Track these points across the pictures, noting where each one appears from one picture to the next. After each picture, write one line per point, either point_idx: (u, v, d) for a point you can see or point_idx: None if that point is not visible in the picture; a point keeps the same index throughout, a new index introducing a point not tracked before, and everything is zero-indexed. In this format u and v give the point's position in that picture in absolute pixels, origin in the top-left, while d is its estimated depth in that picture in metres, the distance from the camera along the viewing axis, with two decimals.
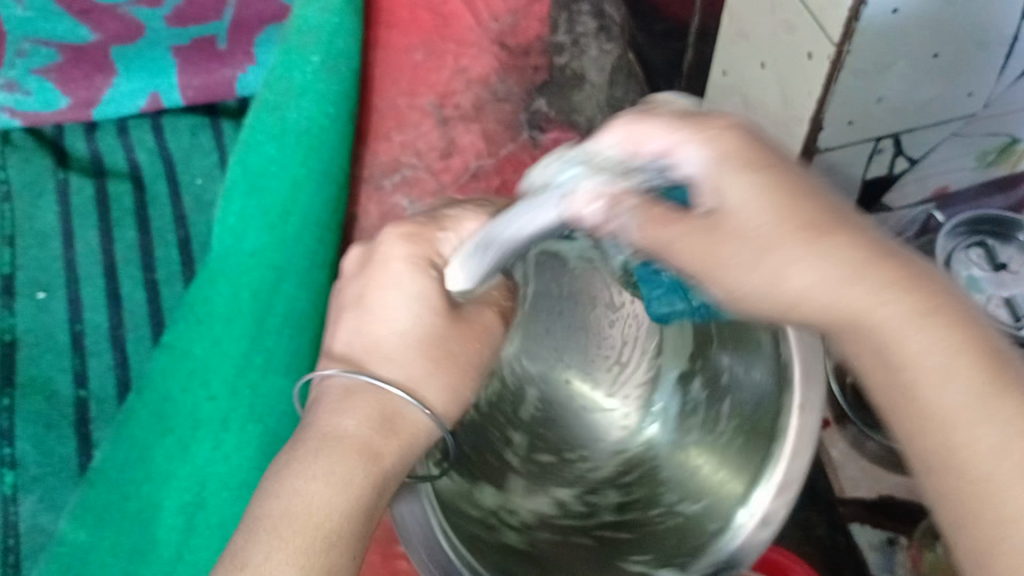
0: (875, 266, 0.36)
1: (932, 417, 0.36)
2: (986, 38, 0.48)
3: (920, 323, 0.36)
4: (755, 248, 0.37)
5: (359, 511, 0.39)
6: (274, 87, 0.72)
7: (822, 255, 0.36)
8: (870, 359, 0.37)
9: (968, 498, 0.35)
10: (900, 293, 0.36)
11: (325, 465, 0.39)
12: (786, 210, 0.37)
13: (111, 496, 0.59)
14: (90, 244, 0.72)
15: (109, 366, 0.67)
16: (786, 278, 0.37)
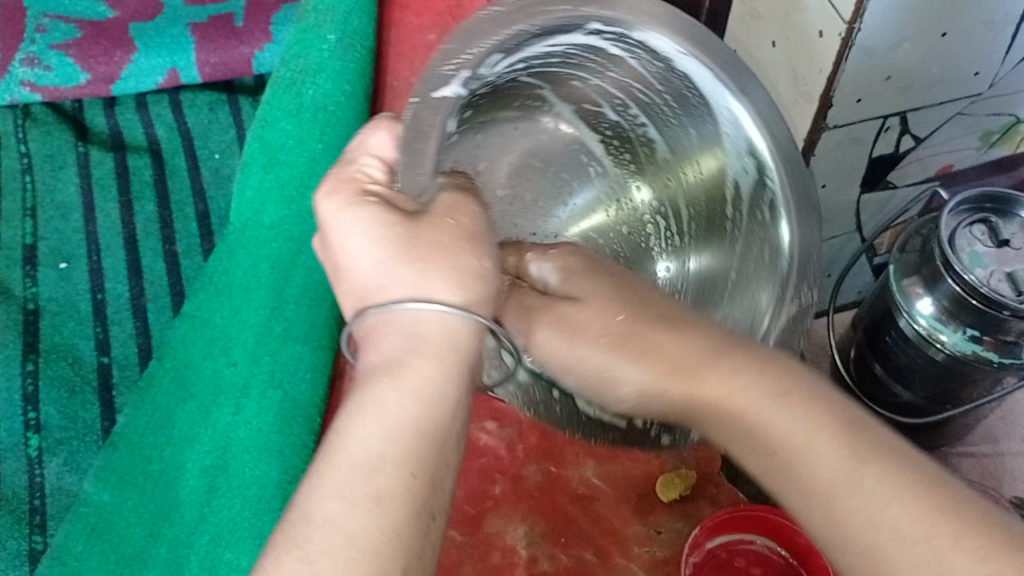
0: (717, 349, 0.35)
1: (792, 477, 0.32)
2: (992, 18, 0.49)
3: (785, 415, 0.33)
4: (630, 356, 0.37)
5: (427, 443, 0.34)
6: (291, 64, 0.74)
7: (639, 357, 0.37)
8: (741, 446, 0.34)
9: (859, 535, 0.30)
10: (788, 394, 0.33)
11: (374, 398, 0.35)
12: (631, 308, 0.39)
13: (134, 459, 0.61)
14: (110, 217, 0.74)
15: (131, 334, 0.68)
16: (576, 336, 0.39)
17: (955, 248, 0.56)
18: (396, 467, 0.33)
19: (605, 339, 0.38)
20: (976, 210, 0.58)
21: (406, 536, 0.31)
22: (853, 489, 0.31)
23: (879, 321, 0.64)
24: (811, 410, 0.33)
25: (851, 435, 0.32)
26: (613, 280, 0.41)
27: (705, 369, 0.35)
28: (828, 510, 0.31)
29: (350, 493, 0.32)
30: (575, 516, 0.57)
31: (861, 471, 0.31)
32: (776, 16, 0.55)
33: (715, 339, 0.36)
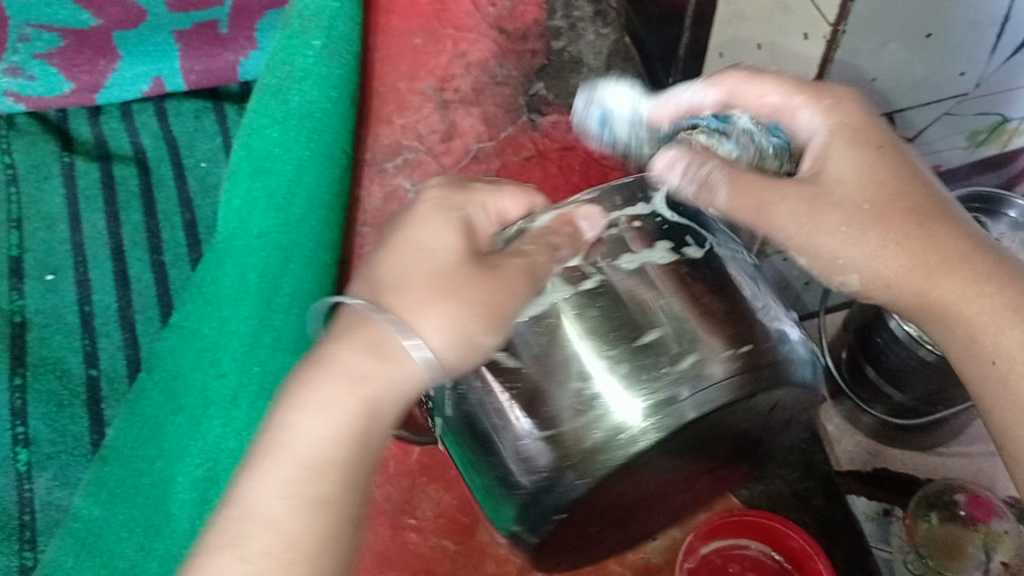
0: (955, 258, 0.43)
1: (994, 367, 0.42)
2: (977, 19, 0.48)
3: (934, 274, 0.43)
4: (864, 226, 0.45)
5: (333, 477, 0.41)
6: (275, 70, 0.73)
7: (863, 229, 0.45)
8: (957, 341, 0.43)
9: (995, 356, 0.42)
10: (991, 295, 0.42)
11: (309, 409, 0.42)
12: (890, 198, 0.45)
13: (123, 473, 0.60)
14: (97, 227, 0.73)
15: (120, 345, 0.68)
16: (880, 256, 0.44)
17: None
18: (333, 474, 0.41)
19: (846, 195, 0.45)
20: (965, 209, 0.58)
21: (331, 527, 0.40)
22: (1000, 339, 0.42)
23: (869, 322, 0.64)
24: (987, 277, 0.43)
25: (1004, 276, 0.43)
26: (898, 168, 0.46)
27: (910, 241, 0.44)
28: (993, 337, 0.42)
29: (281, 496, 0.40)
30: None
31: (1005, 313, 0.42)
32: (762, 18, 0.55)
33: (960, 245, 0.44)
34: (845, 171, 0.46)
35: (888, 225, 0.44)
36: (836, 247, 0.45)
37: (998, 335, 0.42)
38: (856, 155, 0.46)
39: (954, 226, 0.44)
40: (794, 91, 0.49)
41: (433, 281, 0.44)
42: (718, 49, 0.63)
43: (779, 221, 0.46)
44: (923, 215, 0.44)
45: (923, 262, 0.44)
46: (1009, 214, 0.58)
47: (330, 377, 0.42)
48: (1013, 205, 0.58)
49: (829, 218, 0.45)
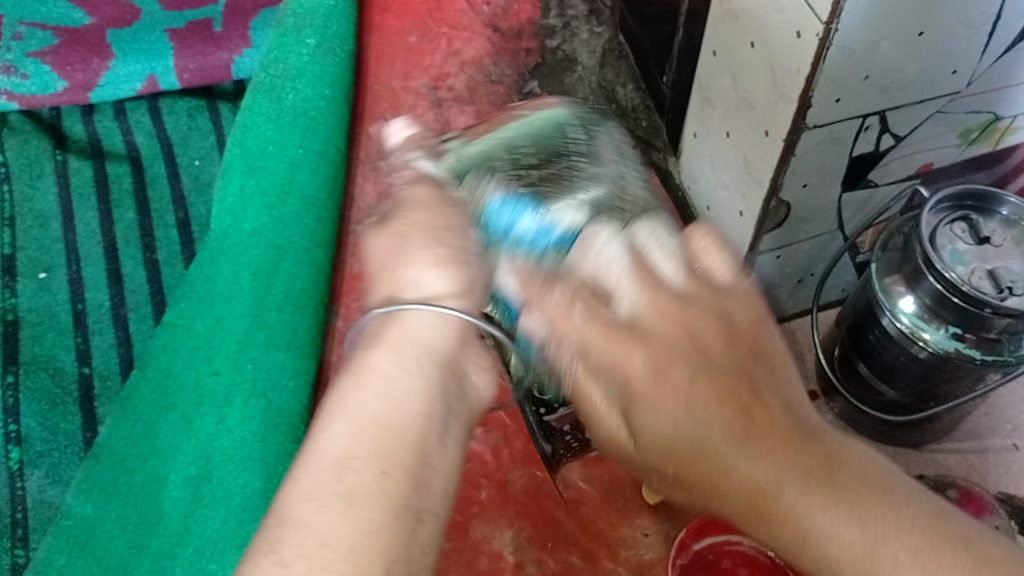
0: (780, 435, 0.33)
1: (828, 559, 0.32)
2: (969, 18, 0.49)
3: (756, 433, 0.33)
4: (604, 365, 0.34)
5: (398, 437, 0.33)
6: (271, 69, 0.74)
7: (641, 344, 0.33)
8: (755, 507, 0.33)
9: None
10: (871, 487, 0.33)
11: (351, 401, 0.34)
12: (658, 311, 0.34)
13: (116, 470, 0.61)
14: (90, 225, 0.73)
15: (112, 343, 0.68)
16: (627, 375, 0.33)
17: (938, 246, 0.56)
18: (364, 462, 0.32)
19: (603, 330, 0.34)
20: (956, 208, 0.58)
21: (400, 501, 0.31)
22: (809, 522, 0.32)
23: (862, 320, 0.64)
24: (841, 487, 0.32)
25: (920, 514, 0.32)
26: (687, 283, 0.36)
27: (682, 365, 0.33)
28: (814, 546, 0.32)
29: (320, 486, 0.31)
30: (561, 520, 0.57)
31: (836, 501, 0.32)
32: (755, 18, 0.55)
33: (765, 395, 0.34)
34: (676, 269, 0.37)
35: (702, 354, 0.33)
36: (628, 376, 0.33)
37: (837, 534, 0.32)
38: (654, 293, 0.35)
39: (826, 442, 0.34)
40: (654, 234, 0.39)
41: (421, 238, 0.40)
42: (710, 48, 0.63)
43: (604, 345, 0.33)
44: (740, 368, 0.34)
45: (793, 443, 0.33)
46: (1000, 211, 0.58)
47: (358, 372, 0.35)
48: (1004, 203, 0.58)
49: (632, 352, 0.33)
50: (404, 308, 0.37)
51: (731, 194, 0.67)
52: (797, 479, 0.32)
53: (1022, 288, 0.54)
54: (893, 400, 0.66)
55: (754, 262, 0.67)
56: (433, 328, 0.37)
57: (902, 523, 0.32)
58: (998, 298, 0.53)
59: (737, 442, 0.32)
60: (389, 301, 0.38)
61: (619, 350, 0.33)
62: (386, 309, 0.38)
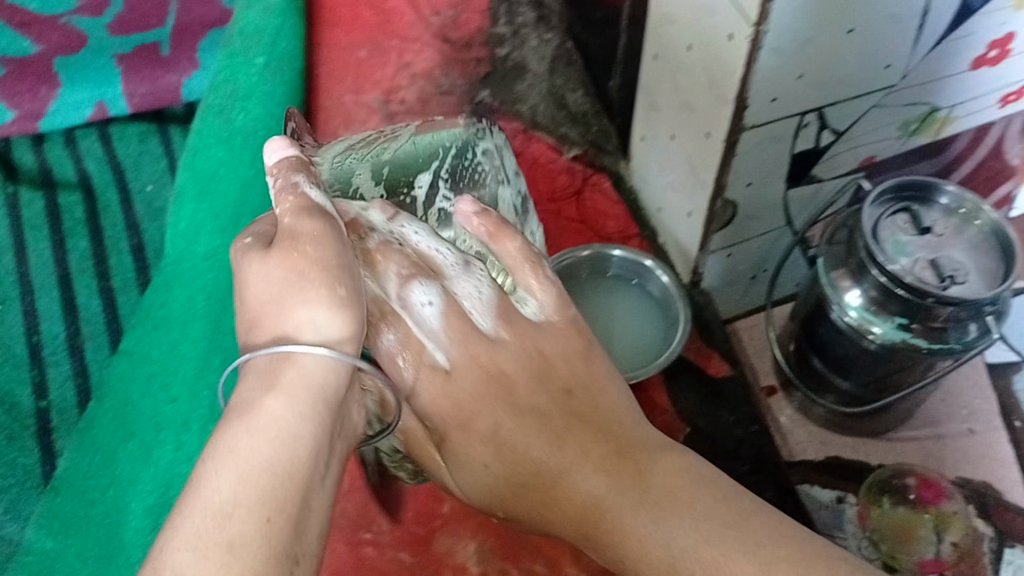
0: (622, 485, 0.42)
1: (665, 571, 0.38)
2: (898, 13, 0.50)
3: (614, 513, 0.42)
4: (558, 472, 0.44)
5: (278, 478, 0.33)
6: (217, 88, 0.73)
7: (547, 441, 0.45)
8: (598, 534, 0.42)
9: (666, 563, 0.38)
10: (656, 520, 0.40)
11: (226, 443, 0.34)
12: (556, 441, 0.45)
13: (75, 502, 0.60)
14: (43, 256, 0.73)
15: (69, 375, 0.68)
16: (512, 442, 0.45)
17: (880, 238, 0.57)
18: (249, 512, 0.32)
19: (482, 456, 0.46)
20: (898, 199, 0.59)
21: (280, 545, 0.32)
22: (642, 541, 0.40)
23: (813, 313, 0.64)
24: (653, 505, 0.41)
25: (708, 500, 0.39)
26: (540, 377, 0.46)
27: (566, 445, 0.44)
28: (632, 554, 0.40)
29: (192, 547, 0.31)
30: (522, 529, 0.58)
31: (649, 513, 0.40)
32: (688, 20, 0.55)
33: (606, 481, 0.43)
34: (519, 312, 0.47)
35: (551, 412, 0.45)
36: (498, 426, 0.46)
37: (673, 538, 0.39)
38: (529, 421, 0.45)
39: (641, 443, 0.44)
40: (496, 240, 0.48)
41: (271, 286, 0.40)
42: (652, 50, 0.63)
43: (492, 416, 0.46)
44: (604, 434, 0.44)
45: (586, 517, 0.43)
46: (941, 202, 0.59)
47: (228, 421, 0.35)
48: (944, 191, 0.59)
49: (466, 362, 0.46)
50: (257, 352, 0.38)
51: (677, 196, 0.68)
52: (705, 524, 0.38)
53: (963, 276, 0.56)
54: (850, 391, 0.67)
55: (705, 262, 0.69)
56: (325, 367, 0.38)
57: (704, 516, 0.39)
58: (940, 287, 0.54)
59: (562, 456, 0.44)
60: (279, 341, 0.39)
61: (583, 479, 0.43)
62: (276, 350, 0.38)
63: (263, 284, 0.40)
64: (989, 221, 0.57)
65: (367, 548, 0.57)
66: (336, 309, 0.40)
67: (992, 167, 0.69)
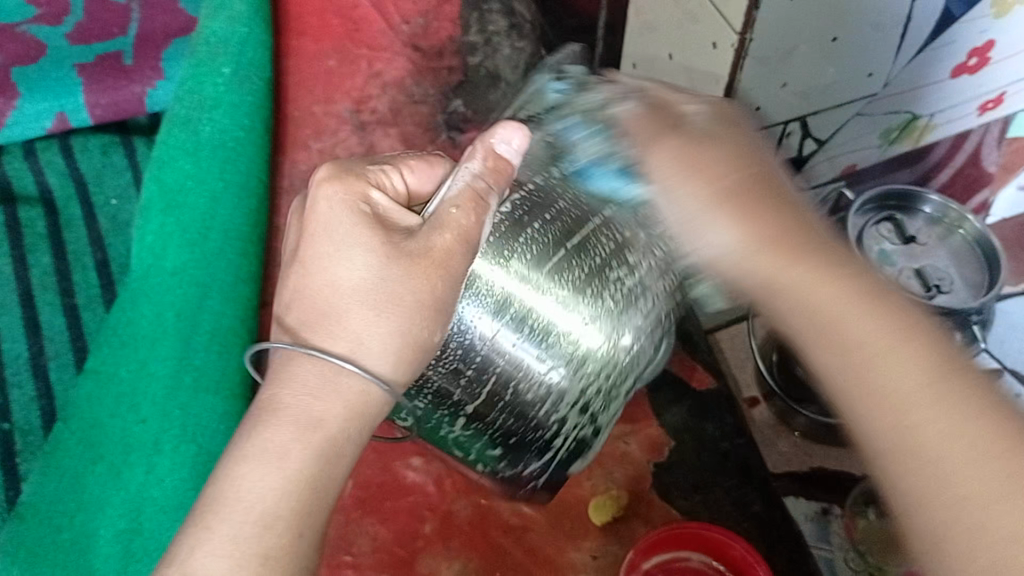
0: (883, 340, 0.38)
1: (892, 406, 0.37)
2: (882, 21, 0.49)
3: (878, 356, 0.38)
4: (701, 201, 0.45)
5: (310, 498, 0.40)
6: (183, 100, 0.71)
7: (681, 178, 0.46)
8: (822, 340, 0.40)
9: (891, 441, 0.37)
10: (921, 361, 0.38)
11: (267, 447, 0.40)
12: (747, 225, 0.43)
13: (42, 530, 0.58)
14: (3, 273, 0.70)
15: (33, 396, 0.65)
16: (744, 261, 0.43)
17: (865, 248, 0.58)
18: (285, 525, 0.39)
19: (681, 211, 0.45)
20: (882, 208, 0.59)
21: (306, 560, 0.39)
22: (891, 378, 0.37)
23: None
24: (912, 353, 0.38)
25: (938, 357, 0.38)
26: (733, 180, 0.45)
27: (801, 261, 0.42)
28: (881, 371, 0.38)
29: (233, 553, 0.38)
30: (509, 548, 0.57)
31: (909, 360, 0.38)
32: (669, 29, 0.55)
33: (834, 285, 0.41)
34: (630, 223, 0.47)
35: (761, 214, 0.44)
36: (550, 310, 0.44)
37: (899, 376, 0.37)
38: (679, 150, 0.46)
39: (904, 316, 0.39)
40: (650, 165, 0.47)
41: (357, 295, 0.41)
42: (630, 59, 0.62)
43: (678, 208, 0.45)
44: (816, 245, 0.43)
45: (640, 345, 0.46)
46: (924, 210, 0.60)
47: (274, 422, 0.40)
48: (927, 201, 0.59)
49: (690, 194, 0.45)
50: (322, 357, 0.41)
51: None
52: (936, 371, 0.37)
53: (947, 285, 0.57)
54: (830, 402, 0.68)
55: None
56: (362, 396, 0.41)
57: (933, 371, 0.37)
58: (925, 297, 0.55)
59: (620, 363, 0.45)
60: (347, 360, 0.41)
61: (773, 274, 0.42)
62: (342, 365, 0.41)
63: (356, 277, 0.41)
64: (972, 230, 0.58)
65: (347, 571, 0.56)
66: (399, 362, 0.42)
67: (970, 174, 0.70)
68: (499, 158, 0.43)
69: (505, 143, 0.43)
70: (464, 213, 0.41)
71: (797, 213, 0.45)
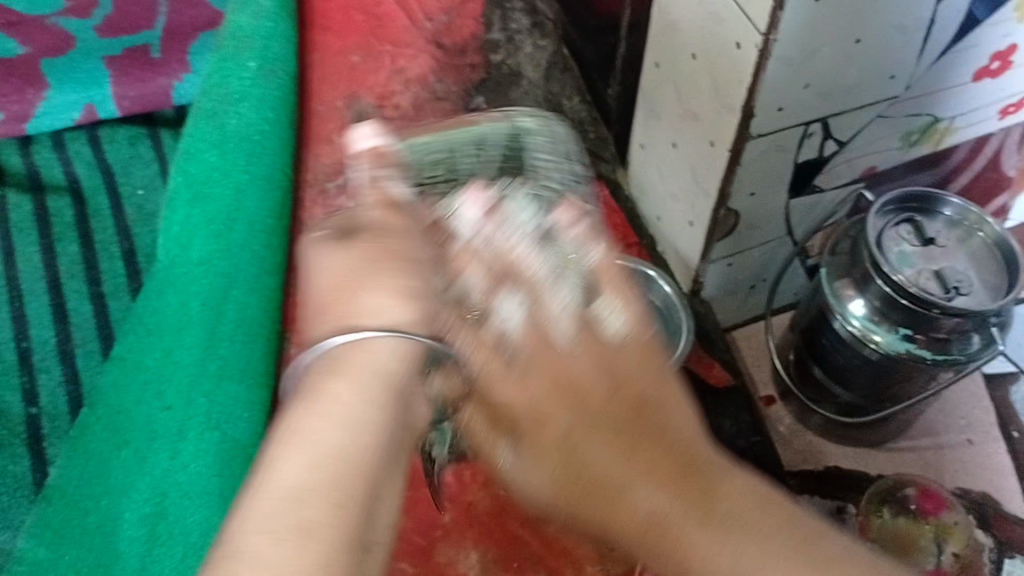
0: (606, 428, 0.45)
1: (677, 549, 0.43)
2: (905, 24, 0.50)
3: (644, 484, 0.44)
4: (554, 384, 0.46)
5: (351, 469, 0.34)
6: (210, 94, 0.72)
7: (572, 410, 0.46)
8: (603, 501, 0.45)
9: (661, 541, 0.43)
10: (653, 475, 0.44)
11: (298, 426, 0.35)
12: (592, 360, 0.46)
13: (68, 512, 0.59)
14: (32, 261, 0.71)
15: (59, 381, 0.66)
16: (539, 402, 0.46)
17: (886, 248, 0.58)
18: (320, 495, 0.33)
19: (529, 410, 0.46)
20: (902, 210, 0.60)
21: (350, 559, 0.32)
22: (691, 539, 0.42)
23: (813, 325, 0.65)
24: (710, 517, 0.42)
25: (790, 538, 0.41)
26: (590, 339, 0.46)
27: (604, 420, 0.45)
28: (672, 544, 0.43)
29: (266, 527, 0.32)
30: (527, 539, 0.60)
31: (641, 476, 0.44)
32: (693, 29, 0.55)
33: (585, 388, 0.46)
34: (566, 319, 0.47)
35: (613, 434, 0.45)
36: (496, 374, 0.47)
37: (713, 556, 0.41)
38: (559, 300, 0.47)
39: (654, 403, 0.46)
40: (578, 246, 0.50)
41: (362, 252, 0.42)
42: (653, 59, 0.63)
43: (544, 369, 0.46)
44: (643, 418, 0.45)
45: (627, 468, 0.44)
46: (944, 213, 0.60)
47: (306, 409, 0.36)
48: (947, 202, 0.60)
49: (503, 383, 0.47)
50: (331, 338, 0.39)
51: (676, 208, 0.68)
52: (714, 526, 0.42)
53: (966, 288, 0.57)
54: (848, 401, 0.67)
55: (707, 270, 0.68)
56: (394, 354, 0.39)
57: (730, 524, 0.42)
58: (945, 299, 0.55)
59: (625, 463, 0.44)
60: (347, 330, 0.40)
61: (560, 412, 0.46)
62: (346, 337, 0.39)
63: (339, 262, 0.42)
64: (992, 233, 0.59)
65: None
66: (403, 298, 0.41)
67: (989, 178, 0.70)
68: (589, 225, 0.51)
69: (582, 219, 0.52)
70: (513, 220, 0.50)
71: (637, 345, 0.47)
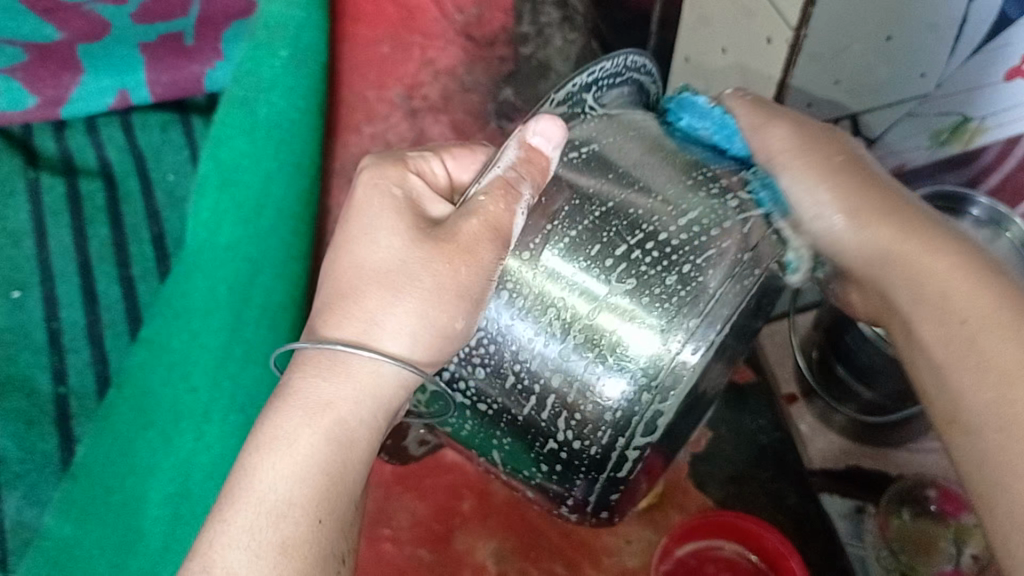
0: (971, 287, 0.47)
1: None
2: (936, 23, 0.50)
3: (1021, 376, 0.44)
4: (953, 266, 0.48)
5: (332, 482, 0.43)
6: (242, 81, 0.70)
7: (941, 248, 0.48)
8: (950, 346, 0.46)
9: (1001, 381, 0.44)
10: (1018, 340, 0.45)
11: (286, 437, 0.43)
12: (976, 283, 0.47)
13: (93, 491, 0.59)
14: (64, 243, 0.72)
15: (88, 362, 0.67)
16: (952, 299, 0.47)
17: None
18: (302, 512, 0.42)
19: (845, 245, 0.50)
20: None
21: (325, 548, 0.42)
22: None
23: (838, 320, 0.66)
24: (1012, 333, 0.45)
25: None
26: (889, 206, 0.50)
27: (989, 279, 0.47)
28: (1005, 404, 0.43)
29: (252, 538, 0.41)
30: (544, 531, 0.67)
31: (977, 291, 0.46)
32: (723, 24, 0.55)
33: (940, 249, 0.48)
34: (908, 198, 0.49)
35: (991, 277, 0.47)
36: (833, 229, 0.50)
37: (1020, 397, 0.43)
38: (884, 221, 0.49)
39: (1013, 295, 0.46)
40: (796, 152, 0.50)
41: (386, 278, 0.45)
42: (683, 53, 0.63)
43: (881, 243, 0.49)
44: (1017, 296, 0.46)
45: (1015, 318, 0.45)
46: (971, 212, 0.60)
47: (290, 407, 0.44)
48: (973, 202, 0.60)
49: (862, 228, 0.49)
50: (325, 344, 0.45)
51: None
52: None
53: None
54: (872, 400, 0.68)
55: None
56: (391, 379, 0.45)
57: None
58: None
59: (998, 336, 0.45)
60: (356, 345, 0.45)
61: (885, 240, 0.49)
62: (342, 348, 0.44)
63: (386, 261, 0.45)
64: (1019, 232, 0.58)
65: (386, 542, 0.66)
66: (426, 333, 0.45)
67: None
68: (532, 150, 0.47)
69: (540, 137, 0.47)
70: (493, 200, 0.45)
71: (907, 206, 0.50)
